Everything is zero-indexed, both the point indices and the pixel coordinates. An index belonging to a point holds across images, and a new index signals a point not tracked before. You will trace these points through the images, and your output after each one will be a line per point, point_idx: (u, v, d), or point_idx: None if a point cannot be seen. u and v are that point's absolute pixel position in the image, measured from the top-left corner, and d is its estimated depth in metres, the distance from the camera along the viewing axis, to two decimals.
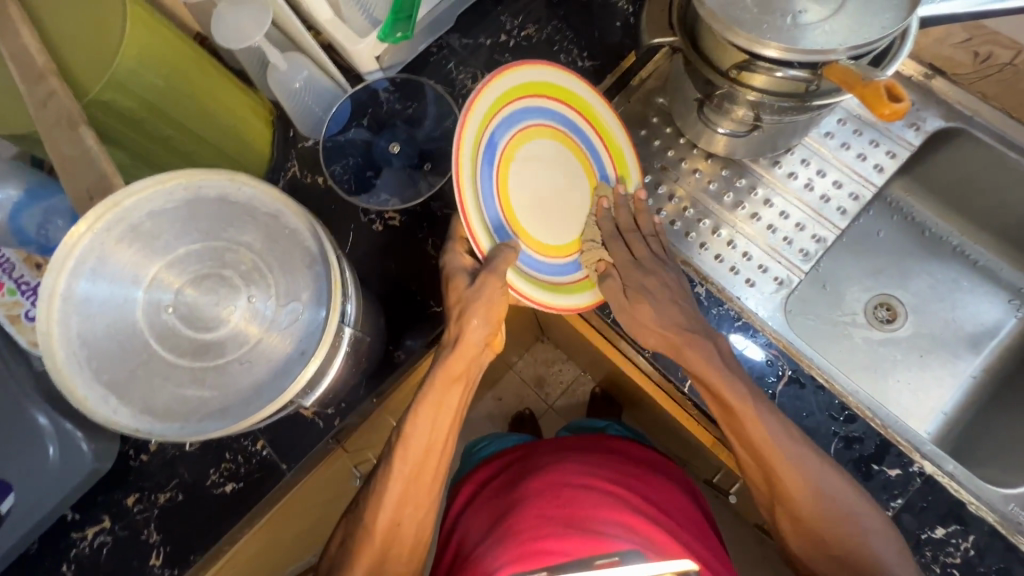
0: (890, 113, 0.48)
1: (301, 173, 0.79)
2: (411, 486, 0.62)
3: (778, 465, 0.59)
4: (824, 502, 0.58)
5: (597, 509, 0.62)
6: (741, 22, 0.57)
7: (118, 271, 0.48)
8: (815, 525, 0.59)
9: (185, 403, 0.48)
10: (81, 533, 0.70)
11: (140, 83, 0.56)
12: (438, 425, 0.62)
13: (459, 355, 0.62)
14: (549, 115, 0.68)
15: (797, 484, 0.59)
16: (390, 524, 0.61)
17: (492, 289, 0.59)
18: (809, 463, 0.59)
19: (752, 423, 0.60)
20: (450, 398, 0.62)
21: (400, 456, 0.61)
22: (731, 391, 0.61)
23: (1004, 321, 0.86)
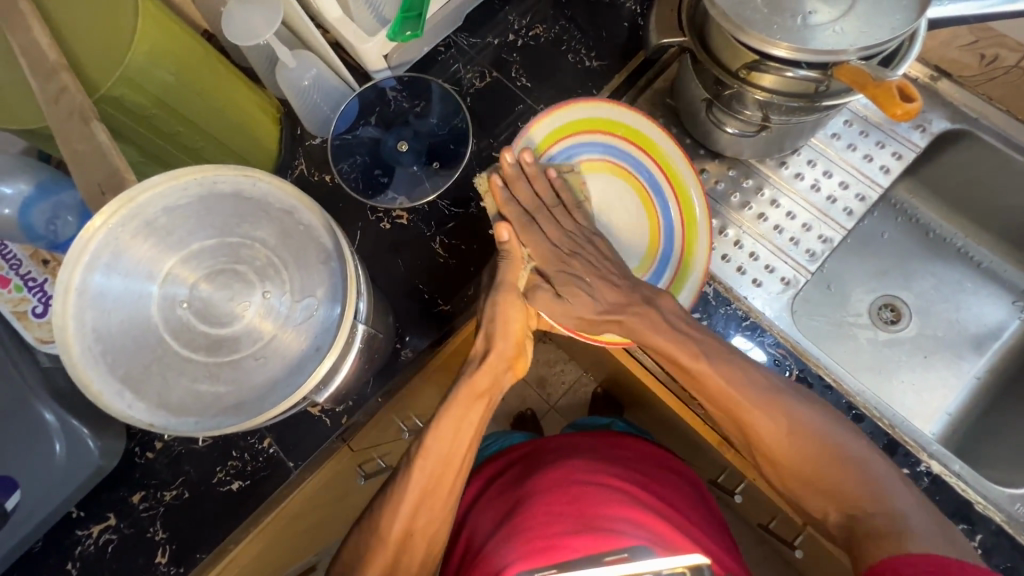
0: (902, 113, 0.48)
1: (308, 170, 0.80)
2: (426, 497, 0.61)
3: (770, 434, 0.59)
4: (827, 459, 0.57)
5: (609, 507, 0.61)
6: (751, 22, 0.57)
7: (133, 266, 0.49)
8: (798, 470, 0.58)
9: (200, 399, 0.48)
10: (85, 531, 0.70)
11: (152, 80, 0.56)
12: (459, 441, 0.63)
13: (483, 373, 0.65)
14: (606, 151, 0.73)
15: (794, 446, 0.58)
16: (404, 533, 0.60)
17: (507, 305, 0.66)
18: (803, 422, 0.58)
19: (739, 397, 0.60)
20: (472, 414, 0.64)
21: (420, 468, 0.61)
22: (721, 368, 0.60)
23: (1008, 322, 0.86)
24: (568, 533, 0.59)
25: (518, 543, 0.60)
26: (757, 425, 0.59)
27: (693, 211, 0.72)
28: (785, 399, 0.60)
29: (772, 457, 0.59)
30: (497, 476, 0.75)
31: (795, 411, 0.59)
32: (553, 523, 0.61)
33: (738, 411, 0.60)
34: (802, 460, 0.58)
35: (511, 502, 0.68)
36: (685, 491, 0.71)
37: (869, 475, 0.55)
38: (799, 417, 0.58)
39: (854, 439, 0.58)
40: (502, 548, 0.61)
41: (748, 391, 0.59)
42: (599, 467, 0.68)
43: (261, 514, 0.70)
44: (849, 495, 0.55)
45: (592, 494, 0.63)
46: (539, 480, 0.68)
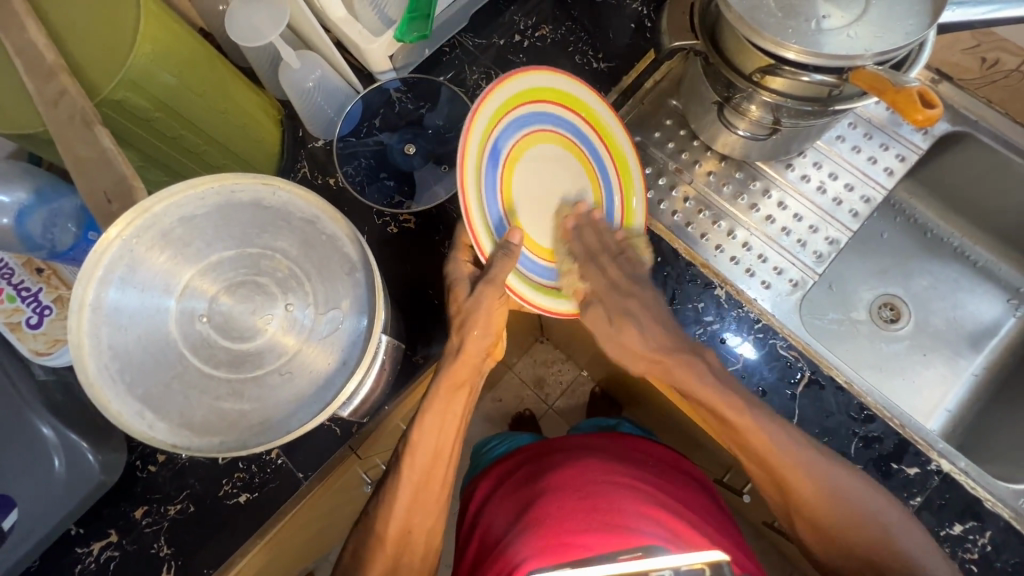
0: (923, 118, 0.49)
1: (312, 174, 0.77)
2: (421, 493, 0.61)
3: (811, 492, 0.59)
4: (855, 519, 0.58)
5: (626, 506, 0.61)
6: (766, 26, 0.57)
7: (149, 279, 0.47)
8: (842, 533, 0.59)
9: (224, 416, 0.47)
10: (86, 548, 0.67)
11: (155, 82, 0.54)
12: (444, 434, 0.62)
13: (462, 364, 0.62)
14: (553, 120, 0.66)
15: (836, 510, 0.59)
16: (402, 529, 0.61)
17: (490, 299, 0.60)
18: (841, 483, 0.59)
19: (785, 464, 0.60)
20: (454, 406, 0.62)
21: (409, 464, 0.61)
22: (766, 427, 0.60)
23: (1004, 319, 0.88)
24: (585, 531, 0.58)
25: (531, 542, 0.59)
26: (799, 487, 0.59)
27: (632, 214, 0.72)
28: (821, 459, 0.60)
29: (810, 518, 0.60)
30: (506, 477, 0.75)
31: (832, 472, 0.59)
32: (567, 520, 0.60)
33: (785, 478, 0.60)
34: (839, 523, 0.59)
35: (519, 504, 0.67)
36: (692, 486, 0.72)
37: (890, 532, 0.58)
38: (838, 479, 0.59)
39: (880, 498, 0.60)
40: (517, 549, 0.60)
41: (798, 458, 0.59)
42: (608, 466, 0.68)
43: (271, 524, 0.69)
44: (877, 557, 0.58)
45: (602, 493, 0.63)
46: (545, 482, 0.67)
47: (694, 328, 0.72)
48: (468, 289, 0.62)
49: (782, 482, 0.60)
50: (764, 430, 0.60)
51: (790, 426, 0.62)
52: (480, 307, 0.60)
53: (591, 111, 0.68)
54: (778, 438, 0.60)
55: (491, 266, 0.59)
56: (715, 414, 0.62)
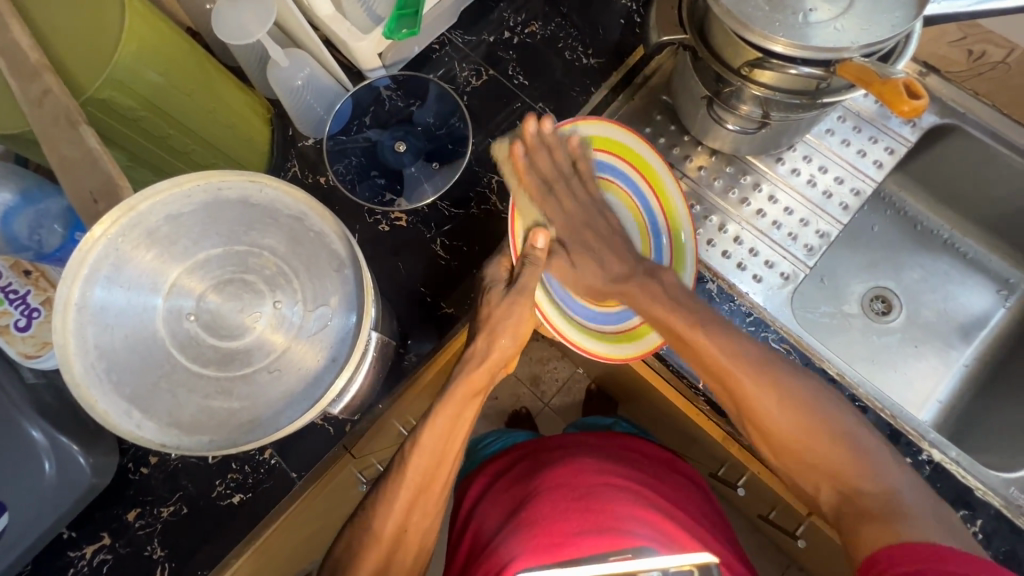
0: (909, 109, 0.50)
1: (302, 173, 0.77)
2: (420, 495, 0.60)
3: (763, 400, 0.56)
4: (813, 433, 0.54)
5: (620, 506, 0.61)
6: (754, 20, 0.57)
7: (136, 278, 0.47)
8: (794, 444, 0.55)
9: (212, 415, 0.47)
10: (79, 552, 0.67)
11: (141, 81, 0.54)
12: (453, 437, 0.61)
13: (482, 370, 0.62)
14: (615, 174, 0.73)
15: (790, 419, 0.55)
16: (398, 531, 0.58)
17: (519, 310, 0.63)
18: (798, 396, 0.55)
19: (736, 367, 0.57)
20: (468, 410, 0.62)
21: (413, 466, 0.59)
22: (714, 329, 0.59)
23: (994, 310, 0.89)
24: (576, 533, 0.58)
25: (522, 541, 0.59)
26: (751, 394, 0.56)
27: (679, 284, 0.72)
28: (777, 370, 0.57)
29: (767, 433, 0.56)
30: (501, 475, 0.74)
31: (788, 379, 0.56)
32: (560, 520, 0.60)
33: (733, 385, 0.57)
34: (798, 438, 0.55)
35: (513, 504, 0.66)
36: (685, 487, 0.71)
37: (852, 452, 0.53)
38: (794, 387, 0.56)
39: (845, 420, 0.55)
40: (507, 549, 0.60)
41: (751, 358, 0.57)
42: (601, 466, 0.68)
43: (262, 528, 0.68)
44: (838, 473, 0.53)
45: (597, 494, 0.63)
46: (539, 481, 0.67)
47: None
48: (502, 293, 0.64)
49: (735, 392, 0.58)
50: (713, 332, 0.59)
51: (746, 338, 0.60)
52: (512, 315, 0.63)
53: (648, 164, 0.72)
54: (744, 343, 0.58)
55: (520, 274, 0.64)
56: (665, 327, 0.62)
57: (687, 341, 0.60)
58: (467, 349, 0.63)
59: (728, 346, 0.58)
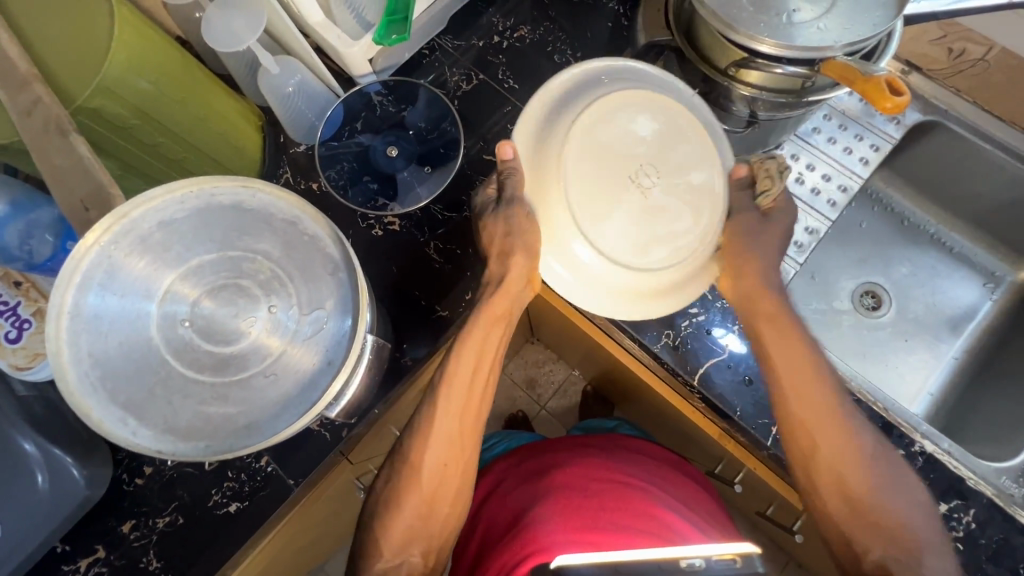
0: (892, 106, 0.51)
1: (294, 179, 0.77)
2: (459, 435, 0.61)
3: (840, 451, 0.57)
4: (881, 487, 0.57)
5: (643, 504, 0.62)
6: (739, 21, 0.58)
7: (129, 285, 0.47)
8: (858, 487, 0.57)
9: (209, 421, 0.47)
10: (73, 566, 0.66)
11: (132, 89, 0.54)
12: (485, 362, 0.63)
13: (503, 294, 0.63)
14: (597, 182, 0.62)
15: (857, 466, 0.57)
16: (439, 466, 0.60)
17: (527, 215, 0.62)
18: (867, 449, 0.58)
19: (825, 404, 0.58)
20: (498, 337, 0.64)
21: (445, 395, 0.61)
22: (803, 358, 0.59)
23: (981, 303, 0.90)
24: (605, 525, 0.59)
25: (550, 526, 0.59)
26: (829, 445, 0.57)
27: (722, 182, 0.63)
28: (843, 415, 0.58)
29: (837, 478, 0.57)
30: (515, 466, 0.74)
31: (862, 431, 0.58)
32: (591, 515, 0.60)
33: (819, 431, 0.58)
34: (866, 492, 0.56)
35: (531, 494, 0.66)
36: (692, 487, 0.71)
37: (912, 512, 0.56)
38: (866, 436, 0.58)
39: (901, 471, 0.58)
40: (534, 531, 0.59)
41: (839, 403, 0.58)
42: (617, 466, 0.68)
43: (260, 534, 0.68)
44: (874, 513, 0.56)
45: (616, 489, 0.64)
46: (558, 474, 0.67)
47: (681, 320, 0.72)
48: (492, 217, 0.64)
49: (809, 430, 0.58)
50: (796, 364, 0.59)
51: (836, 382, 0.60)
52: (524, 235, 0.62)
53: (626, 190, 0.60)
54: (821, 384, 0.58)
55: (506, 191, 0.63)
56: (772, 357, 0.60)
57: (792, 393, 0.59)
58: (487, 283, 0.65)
59: (808, 383, 0.59)
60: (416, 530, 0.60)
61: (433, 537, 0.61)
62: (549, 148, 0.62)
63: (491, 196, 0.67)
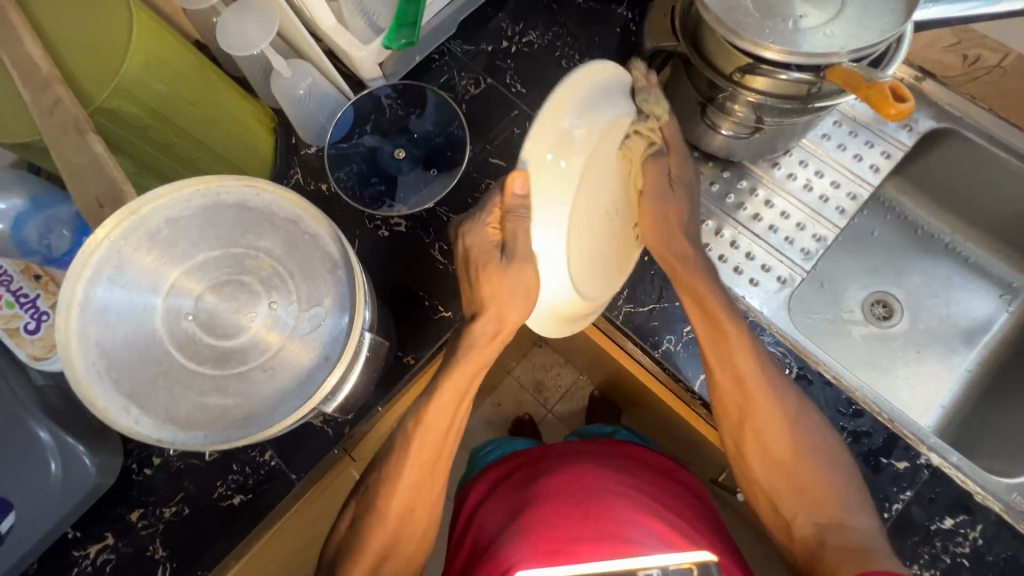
0: (896, 112, 0.50)
1: (304, 180, 0.79)
2: (426, 472, 0.64)
3: (770, 422, 0.61)
4: (804, 453, 0.60)
5: (627, 513, 0.61)
6: (744, 26, 0.58)
7: (136, 280, 0.49)
8: (787, 459, 0.61)
9: (208, 412, 0.48)
10: (82, 551, 0.68)
11: (147, 91, 0.55)
12: (457, 412, 0.63)
13: (490, 344, 0.61)
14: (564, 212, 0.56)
15: (789, 436, 0.61)
16: (405, 508, 0.63)
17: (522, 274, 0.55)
18: (795, 404, 0.63)
19: (754, 387, 0.62)
20: (474, 382, 0.63)
21: (419, 441, 0.62)
22: (744, 351, 0.64)
23: (997, 315, 0.88)
24: (581, 537, 0.59)
25: (523, 541, 0.60)
26: (755, 405, 0.62)
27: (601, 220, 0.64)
28: (768, 372, 0.63)
29: (765, 446, 0.62)
30: (502, 480, 0.74)
31: (785, 389, 0.63)
32: (567, 525, 0.60)
33: (755, 403, 0.62)
34: (790, 459, 0.61)
35: (512, 508, 0.66)
36: (687, 497, 0.70)
37: (840, 483, 0.59)
38: (790, 395, 0.63)
39: (834, 444, 0.62)
40: (510, 549, 0.59)
41: (789, 416, 0.62)
42: (601, 472, 0.67)
43: (261, 529, 0.70)
44: (803, 483, 0.60)
45: (595, 499, 0.63)
46: (540, 485, 0.67)
47: (683, 325, 0.72)
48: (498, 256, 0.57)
49: (743, 405, 0.63)
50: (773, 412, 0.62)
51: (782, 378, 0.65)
52: (513, 284, 0.55)
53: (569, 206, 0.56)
54: (754, 350, 0.64)
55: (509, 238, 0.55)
56: (702, 308, 0.65)
57: (727, 347, 0.64)
58: (471, 331, 0.61)
59: (739, 356, 0.63)
60: (386, 557, 0.63)
61: (405, 562, 0.64)
62: (578, 133, 0.54)
63: (490, 241, 0.58)
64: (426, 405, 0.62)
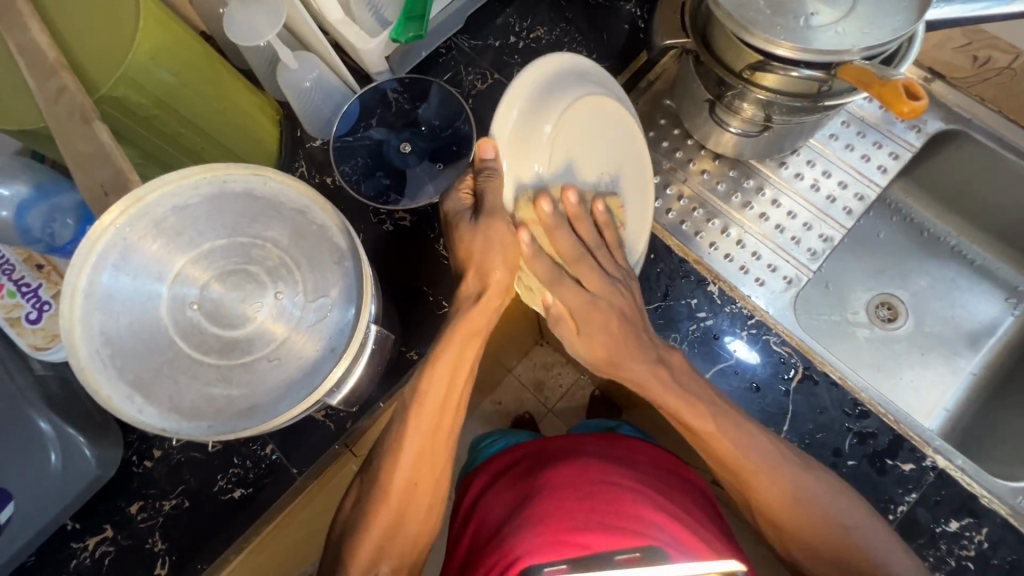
0: (908, 111, 0.50)
1: (309, 173, 0.78)
2: (425, 446, 0.63)
3: (775, 502, 0.61)
4: (826, 529, 0.60)
5: (633, 508, 0.61)
6: (755, 23, 0.57)
7: (142, 267, 0.48)
8: (808, 538, 0.61)
9: (213, 402, 0.48)
10: (82, 543, 0.68)
11: (154, 80, 0.55)
12: (454, 384, 0.62)
13: (479, 312, 0.61)
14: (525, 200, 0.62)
15: (803, 515, 0.61)
16: (407, 483, 0.63)
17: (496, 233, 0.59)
18: (806, 490, 0.61)
19: (744, 468, 0.62)
20: (468, 356, 0.63)
21: (416, 414, 0.62)
22: (731, 426, 0.62)
23: (1002, 318, 0.88)
24: (588, 529, 0.58)
25: (531, 532, 0.59)
26: (761, 494, 0.62)
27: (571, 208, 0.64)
28: (762, 461, 0.61)
29: (779, 524, 0.62)
30: (503, 471, 0.74)
31: (789, 472, 0.61)
32: (576, 517, 0.59)
33: (748, 480, 0.62)
34: (811, 535, 0.61)
35: (516, 498, 0.66)
36: (690, 492, 0.70)
37: (868, 539, 0.59)
38: (795, 480, 0.61)
39: (856, 510, 0.60)
40: (518, 539, 0.59)
41: (801, 499, 0.61)
42: (605, 467, 0.67)
43: (261, 525, 0.69)
44: (826, 549, 0.60)
45: (602, 493, 0.62)
46: (543, 477, 0.66)
47: (688, 323, 0.72)
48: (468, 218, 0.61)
49: (749, 490, 0.63)
50: (771, 484, 0.61)
51: (773, 443, 0.63)
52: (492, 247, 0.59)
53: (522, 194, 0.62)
54: (737, 440, 0.61)
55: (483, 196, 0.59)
56: (682, 423, 0.64)
57: (717, 452, 0.62)
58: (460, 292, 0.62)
59: (733, 451, 0.62)
60: (388, 543, 0.63)
61: (405, 550, 0.64)
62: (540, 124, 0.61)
63: (463, 204, 0.62)
64: (420, 380, 0.62)
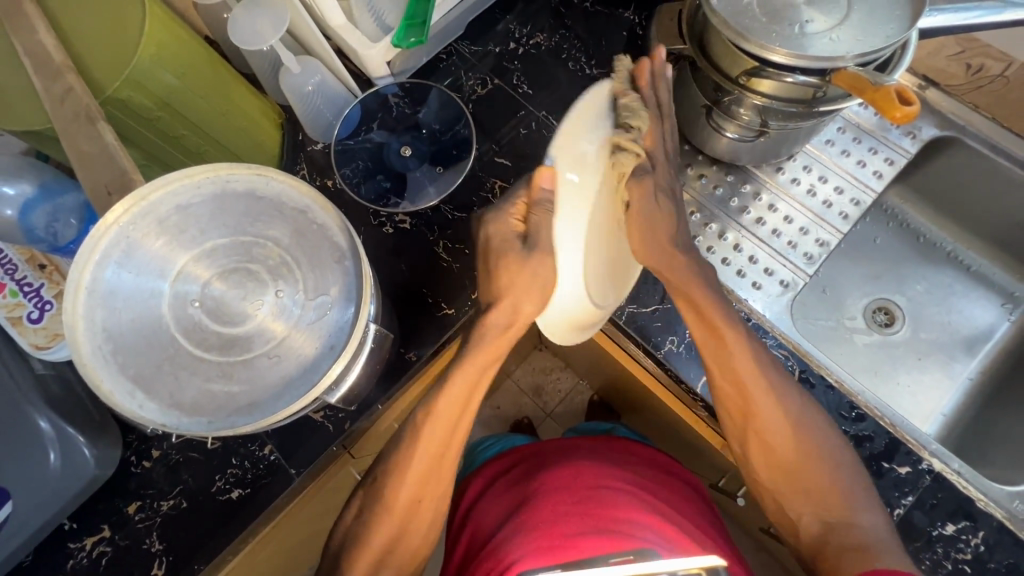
0: (902, 116, 0.51)
1: (310, 176, 0.78)
2: (432, 468, 0.63)
3: (772, 424, 0.62)
4: (810, 459, 0.61)
5: (628, 510, 0.60)
6: (751, 30, 0.58)
7: (145, 264, 0.49)
8: (792, 464, 0.61)
9: (213, 398, 0.48)
10: (79, 543, 0.68)
11: (158, 83, 0.56)
12: (467, 406, 0.62)
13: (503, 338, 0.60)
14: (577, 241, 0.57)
15: (793, 439, 0.61)
16: (412, 500, 0.63)
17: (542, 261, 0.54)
18: (799, 415, 0.62)
19: (750, 385, 0.62)
20: (485, 376, 0.62)
21: (426, 434, 0.62)
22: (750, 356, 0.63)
23: (998, 324, 0.88)
24: (581, 533, 0.58)
25: (524, 538, 0.59)
26: (762, 416, 0.62)
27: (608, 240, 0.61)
28: (770, 380, 0.62)
29: (769, 450, 0.62)
30: (500, 475, 0.74)
31: (790, 399, 0.62)
32: (569, 521, 0.60)
33: (752, 401, 0.62)
34: (796, 461, 0.61)
35: (512, 503, 0.66)
36: (687, 494, 0.70)
37: (849, 486, 0.60)
38: (795, 406, 0.62)
39: (840, 448, 0.62)
40: (512, 544, 0.59)
41: (795, 425, 0.61)
42: (603, 471, 0.67)
43: (260, 524, 0.70)
44: (806, 475, 0.61)
45: (596, 496, 0.62)
46: (539, 480, 0.66)
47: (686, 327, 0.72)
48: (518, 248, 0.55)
49: (746, 409, 0.63)
50: (771, 406, 0.62)
51: (782, 376, 0.64)
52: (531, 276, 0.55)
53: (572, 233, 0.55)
54: (760, 368, 0.63)
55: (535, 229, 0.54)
56: (703, 321, 0.63)
57: (734, 364, 0.62)
58: (485, 319, 0.59)
59: (750, 371, 0.62)
60: (389, 551, 0.63)
61: (404, 560, 0.64)
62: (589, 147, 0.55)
63: (513, 231, 0.57)
64: (435, 397, 0.61)
